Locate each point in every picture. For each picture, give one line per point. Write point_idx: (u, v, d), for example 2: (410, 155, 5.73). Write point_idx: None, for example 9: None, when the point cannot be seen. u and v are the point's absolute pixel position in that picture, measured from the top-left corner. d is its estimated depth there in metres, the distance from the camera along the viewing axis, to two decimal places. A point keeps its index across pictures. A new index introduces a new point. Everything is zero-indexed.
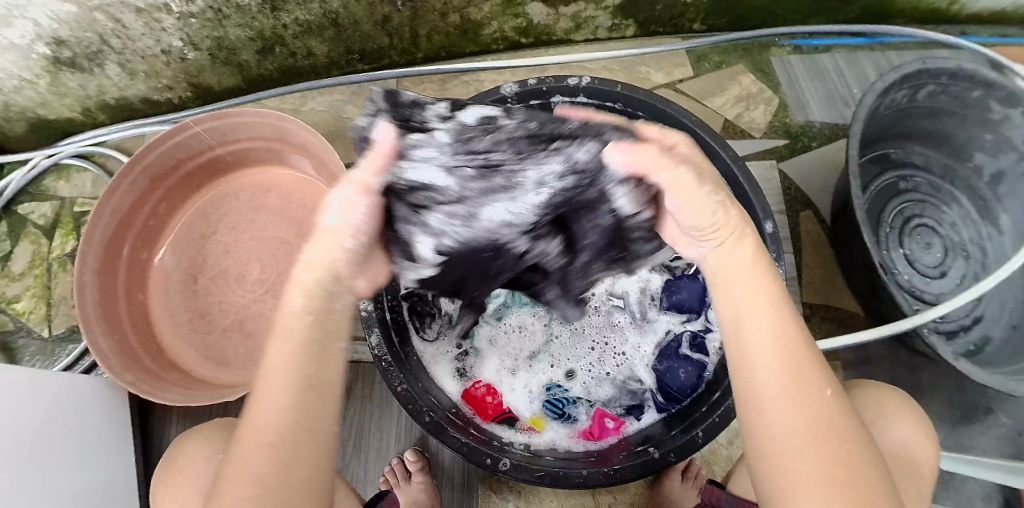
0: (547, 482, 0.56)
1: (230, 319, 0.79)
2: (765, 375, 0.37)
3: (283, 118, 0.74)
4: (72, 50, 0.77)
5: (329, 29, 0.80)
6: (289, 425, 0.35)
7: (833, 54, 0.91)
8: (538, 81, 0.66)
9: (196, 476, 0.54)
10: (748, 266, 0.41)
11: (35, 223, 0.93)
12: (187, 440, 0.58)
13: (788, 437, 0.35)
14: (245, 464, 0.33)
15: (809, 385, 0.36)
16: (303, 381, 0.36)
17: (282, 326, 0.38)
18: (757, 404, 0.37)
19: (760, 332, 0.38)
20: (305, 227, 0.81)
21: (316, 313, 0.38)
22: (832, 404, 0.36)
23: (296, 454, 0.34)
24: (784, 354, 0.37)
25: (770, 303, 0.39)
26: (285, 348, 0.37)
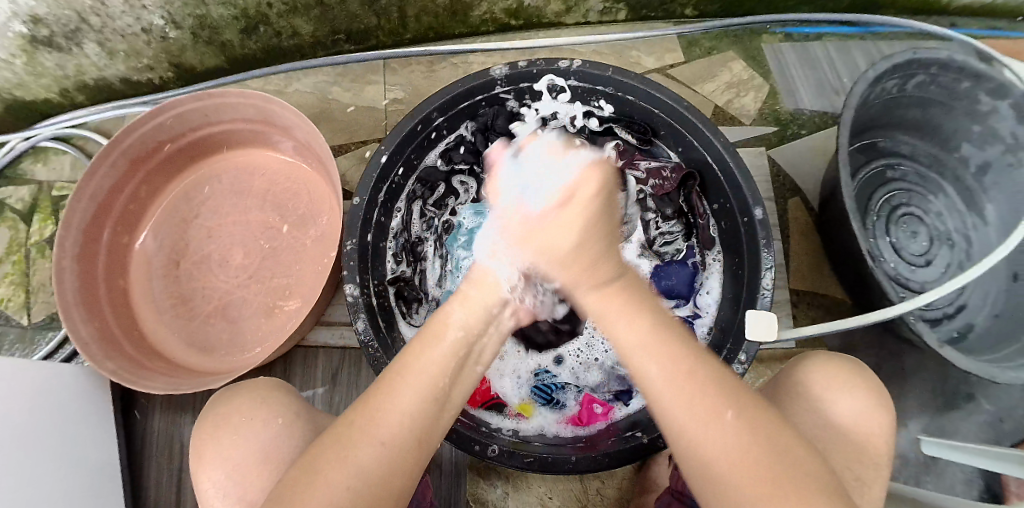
0: (536, 468, 0.56)
1: (213, 305, 0.77)
2: (674, 414, 0.36)
3: (268, 100, 0.72)
4: (49, 29, 0.75)
5: (314, 8, 0.78)
6: (405, 431, 0.37)
7: (823, 42, 0.91)
8: (528, 63, 0.64)
9: (253, 441, 0.52)
10: (621, 296, 0.41)
11: (11, 208, 0.90)
12: (236, 397, 0.56)
13: (716, 467, 0.34)
14: (353, 452, 0.35)
15: (714, 407, 0.35)
16: (435, 392, 0.39)
17: (434, 334, 0.42)
18: (685, 438, 0.35)
19: (651, 366, 0.37)
20: (290, 211, 0.80)
21: (468, 332, 0.42)
22: (739, 424, 0.35)
23: (401, 456, 0.36)
24: (673, 381, 0.36)
25: (647, 334, 0.38)
26: (428, 354, 0.40)
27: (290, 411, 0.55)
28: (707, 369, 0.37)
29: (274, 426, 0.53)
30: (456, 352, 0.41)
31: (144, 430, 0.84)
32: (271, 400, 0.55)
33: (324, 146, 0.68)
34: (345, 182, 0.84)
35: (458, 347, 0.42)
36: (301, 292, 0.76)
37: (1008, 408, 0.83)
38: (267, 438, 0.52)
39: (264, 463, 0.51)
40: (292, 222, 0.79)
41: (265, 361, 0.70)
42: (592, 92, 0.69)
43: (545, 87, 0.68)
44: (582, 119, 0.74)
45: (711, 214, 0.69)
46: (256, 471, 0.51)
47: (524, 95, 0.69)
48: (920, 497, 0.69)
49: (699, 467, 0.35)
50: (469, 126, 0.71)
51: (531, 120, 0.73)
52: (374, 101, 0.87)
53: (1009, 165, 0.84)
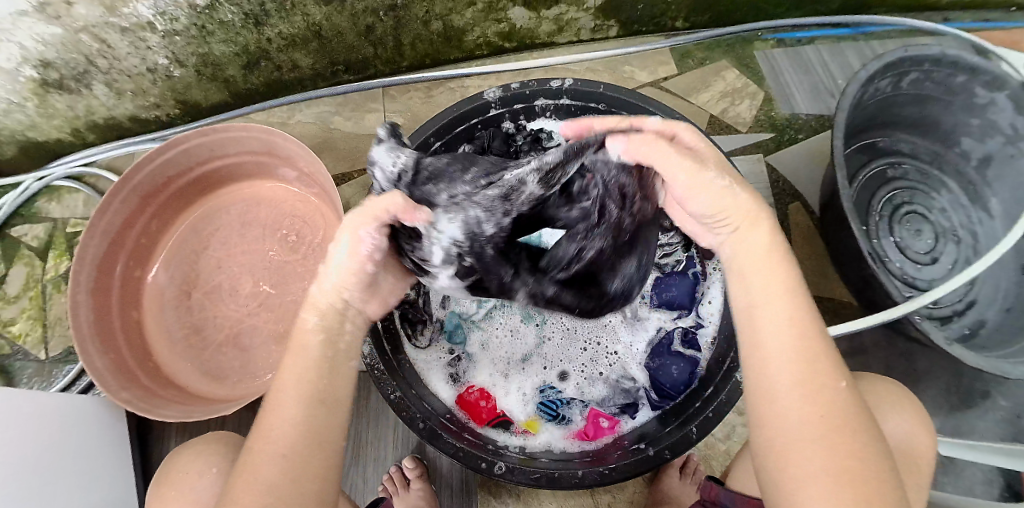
0: (544, 484, 0.57)
1: (224, 333, 0.79)
2: (775, 361, 0.37)
3: (269, 132, 0.74)
4: (59, 72, 0.77)
5: (313, 41, 0.80)
6: (300, 438, 0.38)
7: (816, 47, 0.91)
8: (521, 85, 0.67)
9: (190, 493, 0.54)
10: (772, 259, 0.41)
11: (27, 246, 0.92)
12: (180, 455, 0.58)
13: (800, 435, 0.35)
14: (256, 471, 0.37)
15: (828, 377, 0.36)
16: (315, 395, 0.39)
17: (299, 344, 0.41)
18: (770, 396, 0.37)
19: (773, 326, 0.38)
20: (297, 239, 0.82)
21: (327, 332, 0.42)
22: (846, 396, 0.36)
23: (303, 465, 0.37)
24: (796, 342, 0.37)
25: (796, 319, 0.38)
26: (300, 364, 0.40)
27: (223, 457, 0.55)
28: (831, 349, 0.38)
29: (209, 477, 0.54)
30: (324, 355, 0.41)
31: (160, 459, 0.86)
32: (207, 452, 0.56)
33: (325, 175, 0.70)
34: (347, 209, 0.86)
35: (328, 347, 0.41)
36: None
37: None
38: (203, 487, 0.53)
39: None
40: (298, 252, 0.81)
41: None
42: (586, 109, 0.69)
43: (539, 107, 0.70)
44: None
45: None
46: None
47: (518, 115, 0.71)
48: (940, 499, 0.68)
49: (765, 418, 0.37)
50: None
51: (527, 140, 0.72)
52: (374, 128, 0.89)
53: (1010, 157, 0.84)
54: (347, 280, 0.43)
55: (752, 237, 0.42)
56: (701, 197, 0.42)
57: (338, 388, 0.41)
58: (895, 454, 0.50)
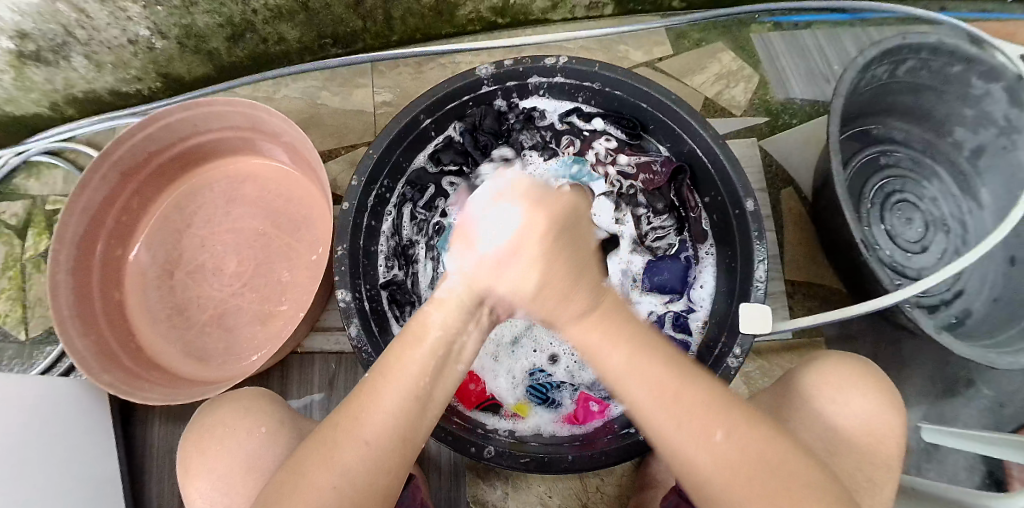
0: (533, 468, 0.56)
1: (209, 313, 0.77)
2: (658, 427, 0.34)
3: (254, 106, 0.72)
4: (36, 44, 0.74)
5: (300, 13, 0.78)
6: (388, 433, 0.36)
7: (813, 30, 0.90)
8: (514, 61, 0.64)
9: (237, 452, 0.53)
10: (605, 324, 0.36)
11: (6, 223, 0.90)
12: (222, 410, 0.56)
13: (713, 487, 0.33)
14: (337, 454, 0.35)
15: (703, 424, 0.34)
16: (419, 391, 0.37)
17: (414, 333, 0.39)
18: (681, 464, 0.34)
19: (635, 393, 0.35)
20: (283, 217, 0.80)
21: (448, 331, 0.39)
22: (728, 437, 0.33)
23: (387, 457, 0.36)
24: (655, 396, 0.34)
25: (651, 374, 0.35)
26: (414, 360, 0.38)
27: (273, 420, 0.55)
28: (689, 378, 0.35)
29: (258, 437, 0.53)
30: (437, 352, 0.38)
31: (144, 442, 0.84)
32: (253, 409, 0.55)
33: (312, 151, 0.68)
34: (335, 187, 0.84)
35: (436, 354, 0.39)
36: (296, 298, 0.76)
37: (1009, 392, 0.83)
38: (250, 448, 0.53)
39: (247, 471, 0.52)
40: (284, 231, 0.79)
41: (262, 367, 0.71)
42: (580, 88, 0.69)
43: (532, 86, 0.69)
44: (570, 116, 0.74)
45: (702, 207, 0.69)
46: (241, 481, 0.52)
47: (511, 94, 0.69)
48: (923, 486, 0.69)
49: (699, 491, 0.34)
50: (457, 127, 0.71)
51: (518, 119, 0.74)
52: (362, 104, 0.87)
53: (1002, 149, 0.84)
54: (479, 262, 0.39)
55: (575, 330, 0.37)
56: (511, 272, 0.37)
57: (438, 389, 0.39)
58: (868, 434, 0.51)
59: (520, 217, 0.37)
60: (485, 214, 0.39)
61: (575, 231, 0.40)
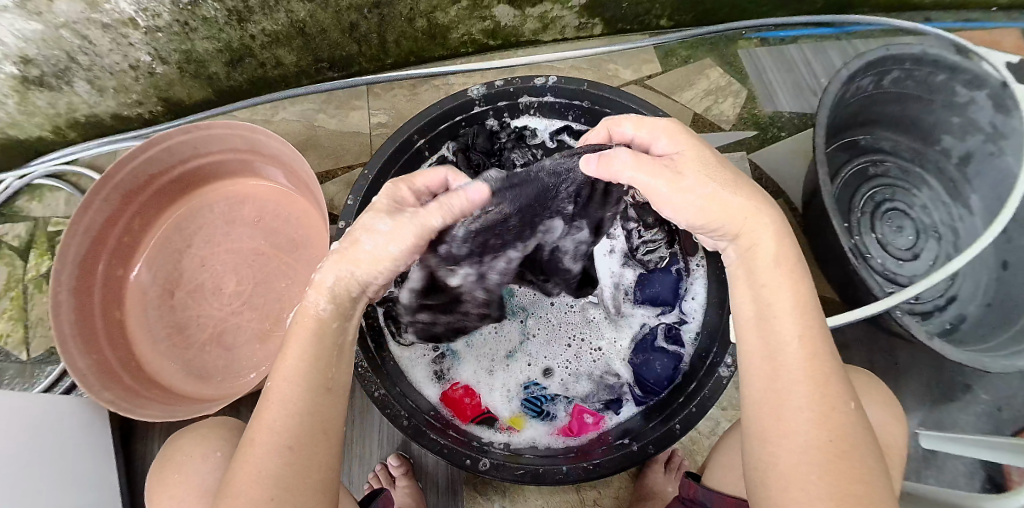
0: (529, 479, 0.56)
1: (208, 332, 0.78)
2: (786, 358, 0.37)
3: (253, 129, 0.74)
4: (39, 69, 0.76)
5: (297, 38, 0.80)
6: (302, 427, 0.37)
7: (799, 45, 0.93)
8: (505, 82, 0.66)
9: (191, 476, 0.53)
10: (784, 244, 0.41)
11: (9, 244, 0.91)
12: (183, 439, 0.57)
13: (799, 436, 0.34)
14: (255, 458, 0.36)
15: (839, 393, 0.35)
16: (324, 383, 0.39)
17: (303, 330, 0.41)
18: (776, 408, 0.36)
19: (786, 324, 0.38)
20: (280, 237, 0.81)
21: (340, 314, 0.42)
22: (855, 416, 0.35)
23: (309, 450, 0.37)
24: (803, 339, 0.37)
25: (809, 334, 0.37)
26: (307, 349, 0.40)
27: (228, 444, 0.56)
28: (839, 369, 0.37)
29: (212, 460, 0.54)
30: (329, 342, 0.41)
31: (145, 461, 0.85)
32: (210, 435, 0.57)
33: (310, 173, 0.70)
34: (332, 207, 0.86)
35: (336, 332, 0.42)
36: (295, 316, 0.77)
37: (1006, 396, 0.83)
38: (205, 472, 0.53)
39: (201, 495, 0.52)
40: (284, 251, 0.80)
41: (260, 385, 0.71)
42: (569, 106, 0.69)
43: (523, 105, 0.70)
44: (561, 134, 0.74)
45: None
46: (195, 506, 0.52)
47: (503, 113, 0.71)
48: (921, 491, 0.69)
49: (766, 428, 0.36)
50: (451, 147, 0.72)
51: (510, 137, 0.74)
52: (359, 126, 0.90)
53: (990, 155, 0.85)
54: (406, 245, 0.43)
55: (765, 236, 0.41)
56: (698, 191, 0.41)
57: (341, 376, 0.41)
58: None
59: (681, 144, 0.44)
60: (638, 173, 0.42)
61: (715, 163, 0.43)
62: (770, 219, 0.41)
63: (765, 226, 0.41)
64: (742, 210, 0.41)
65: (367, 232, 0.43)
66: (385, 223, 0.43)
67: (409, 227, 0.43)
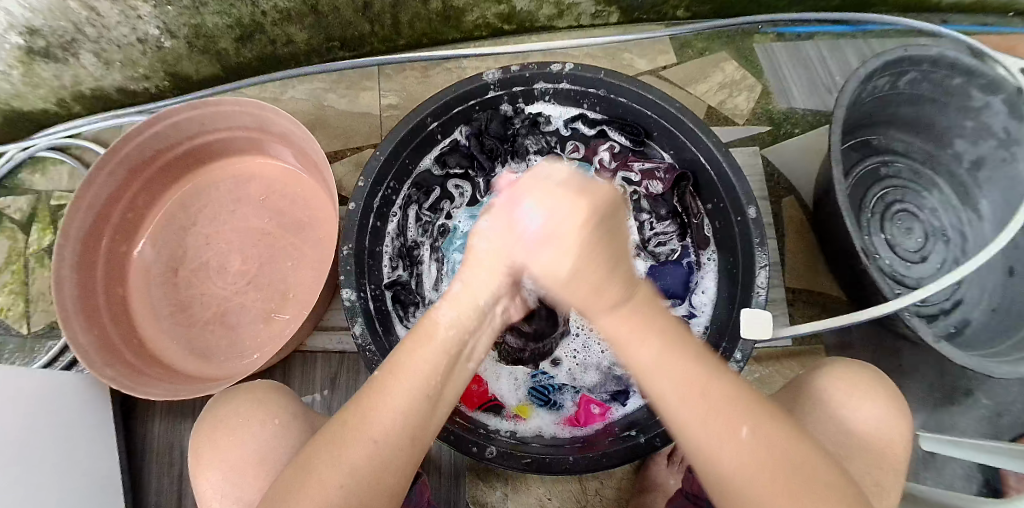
0: (534, 468, 0.56)
1: (212, 311, 0.78)
2: (681, 419, 0.34)
3: (262, 107, 0.73)
4: (45, 40, 0.74)
5: (309, 16, 0.79)
6: (398, 429, 0.36)
7: (815, 41, 0.91)
8: (521, 67, 0.65)
9: (248, 442, 0.52)
10: (637, 320, 0.35)
11: (11, 218, 0.90)
12: (230, 403, 0.56)
13: (739, 484, 0.33)
14: (347, 450, 0.36)
15: (731, 419, 0.33)
16: (428, 389, 0.37)
17: (422, 332, 0.39)
18: (704, 461, 0.34)
19: (668, 390, 0.34)
20: (287, 217, 0.81)
21: (460, 330, 0.39)
22: (756, 434, 0.33)
23: (393, 454, 0.36)
24: (680, 393, 0.34)
25: (664, 352, 0.34)
26: (426, 357, 0.38)
27: (285, 413, 0.55)
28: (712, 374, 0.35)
29: (270, 428, 0.53)
30: (448, 352, 0.38)
31: (144, 439, 0.85)
32: (266, 401, 0.56)
33: (320, 152, 0.69)
34: (341, 188, 0.85)
35: (459, 342, 0.39)
36: (300, 297, 0.76)
37: (1007, 401, 0.83)
38: (262, 439, 0.52)
39: (259, 463, 0.51)
40: (290, 231, 0.80)
41: (263, 366, 0.71)
42: (584, 95, 0.70)
43: (538, 91, 0.69)
44: (575, 122, 0.76)
45: (705, 213, 0.69)
46: (252, 472, 0.51)
47: (516, 99, 0.70)
48: (920, 491, 0.69)
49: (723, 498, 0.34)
50: (463, 131, 0.72)
51: (524, 124, 0.75)
52: (369, 107, 0.89)
53: (1002, 160, 0.85)
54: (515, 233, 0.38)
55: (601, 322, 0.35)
56: (546, 258, 0.34)
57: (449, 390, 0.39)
58: (873, 441, 0.51)
59: (552, 198, 0.33)
60: (538, 210, 0.34)
61: (620, 220, 0.34)
62: (616, 299, 0.34)
63: (607, 320, 0.35)
64: (563, 285, 0.34)
65: (480, 233, 0.40)
66: (487, 221, 0.39)
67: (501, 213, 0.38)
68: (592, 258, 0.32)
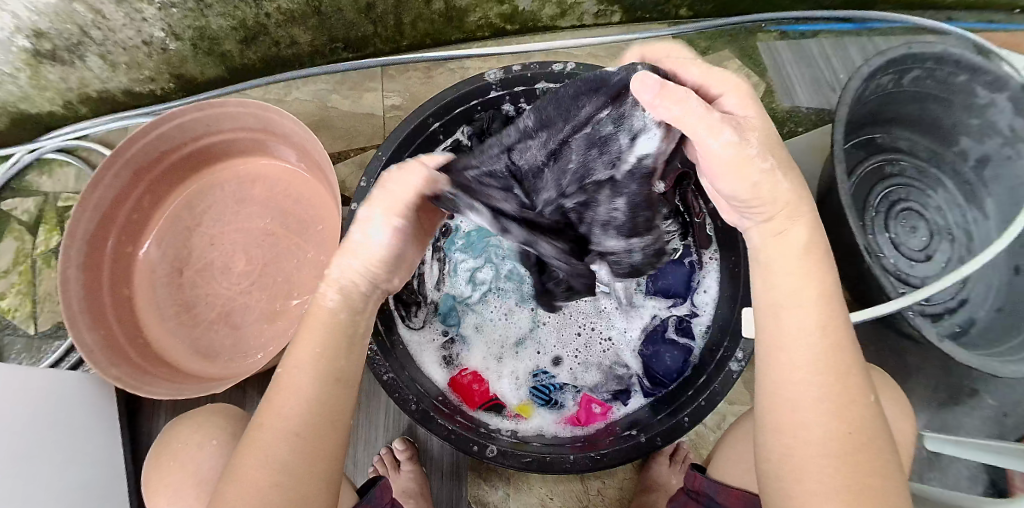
0: (534, 467, 0.56)
1: (217, 311, 0.78)
2: (807, 356, 0.37)
3: (266, 108, 0.73)
4: (52, 43, 0.75)
5: (312, 17, 0.79)
6: (313, 418, 0.38)
7: (819, 40, 0.91)
8: (522, 67, 0.66)
9: (190, 466, 0.54)
10: (814, 259, 0.39)
11: (18, 219, 0.91)
12: (181, 427, 0.58)
13: (817, 426, 0.36)
14: (267, 451, 0.36)
15: (855, 392, 0.36)
16: (334, 372, 0.40)
17: (311, 319, 0.41)
18: (793, 403, 0.37)
19: (810, 334, 0.37)
20: (291, 217, 0.81)
21: (350, 308, 0.43)
22: (868, 412, 0.37)
23: (315, 439, 0.38)
24: (824, 346, 0.37)
25: (818, 304, 0.38)
26: (319, 343, 0.40)
27: (225, 432, 0.56)
28: (854, 357, 0.38)
29: (210, 447, 0.55)
30: (341, 330, 0.41)
31: (150, 438, 0.85)
32: (206, 422, 0.57)
33: (322, 153, 0.69)
34: (343, 188, 0.85)
35: (349, 322, 0.42)
36: (304, 296, 0.77)
37: (1012, 401, 0.83)
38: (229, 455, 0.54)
39: (198, 485, 0.53)
40: (294, 230, 0.80)
41: (268, 365, 0.71)
42: None
43: (539, 91, 0.69)
44: None
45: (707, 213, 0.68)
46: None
47: (519, 98, 0.71)
48: (924, 492, 0.69)
49: (779, 424, 0.37)
50: (466, 131, 0.70)
51: None
52: (372, 108, 0.89)
53: (1007, 158, 0.84)
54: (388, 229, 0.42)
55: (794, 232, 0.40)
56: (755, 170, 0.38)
57: (353, 366, 0.41)
58: None
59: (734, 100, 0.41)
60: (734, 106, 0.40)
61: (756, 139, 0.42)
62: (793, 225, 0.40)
63: (796, 231, 0.40)
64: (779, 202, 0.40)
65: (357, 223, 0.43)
66: (362, 212, 0.43)
67: (383, 206, 0.42)
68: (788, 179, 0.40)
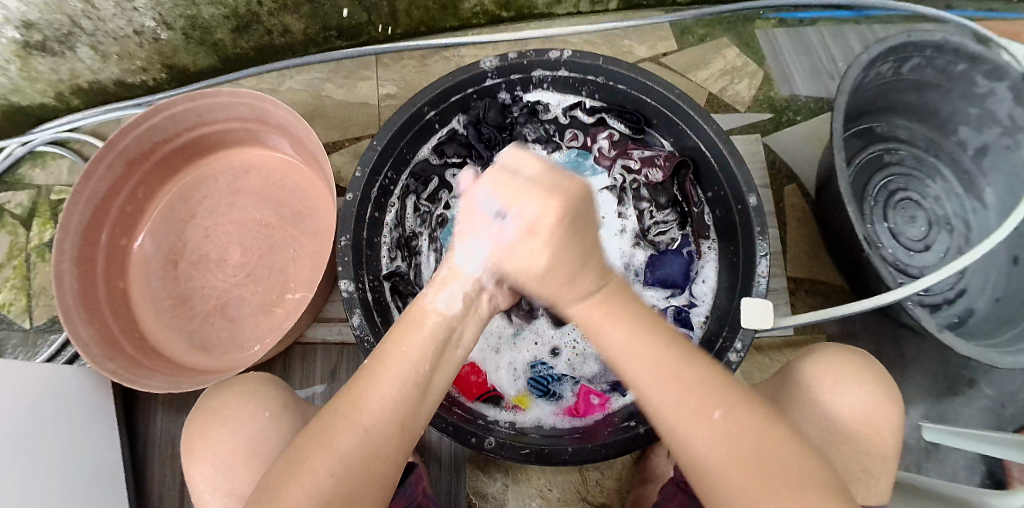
0: (533, 459, 0.56)
1: (212, 303, 0.78)
2: (653, 398, 0.35)
3: (259, 98, 0.72)
4: (42, 33, 0.74)
5: (304, 5, 0.78)
6: (387, 419, 0.37)
7: (818, 27, 0.90)
8: (519, 54, 0.64)
9: (238, 436, 0.53)
10: (608, 305, 0.39)
11: (11, 213, 0.90)
12: (223, 393, 0.57)
13: (707, 466, 0.33)
14: (335, 439, 0.35)
15: (701, 405, 0.34)
16: (416, 379, 0.39)
17: (413, 319, 0.41)
18: (688, 453, 0.34)
19: (638, 366, 0.36)
20: (287, 208, 0.80)
21: (448, 321, 0.41)
22: (727, 421, 0.34)
23: (386, 442, 0.36)
24: (656, 369, 0.36)
25: (632, 336, 0.37)
26: (415, 344, 0.39)
27: (276, 405, 0.55)
28: (688, 362, 0.37)
29: (260, 419, 0.54)
30: (437, 336, 0.40)
31: (147, 432, 0.85)
32: (258, 392, 0.56)
33: (316, 143, 0.68)
34: (338, 179, 0.85)
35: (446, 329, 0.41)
36: (300, 288, 0.76)
37: (1009, 391, 0.83)
38: (251, 431, 0.53)
39: (249, 454, 0.52)
40: (289, 220, 0.80)
41: (265, 357, 0.71)
42: (583, 82, 0.69)
43: (536, 79, 0.69)
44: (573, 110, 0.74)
45: (705, 202, 0.69)
46: (243, 466, 0.52)
47: (515, 86, 0.70)
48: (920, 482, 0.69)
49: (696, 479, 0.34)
50: (461, 119, 0.71)
51: (522, 112, 0.74)
52: (367, 97, 0.88)
53: (1007, 148, 0.84)
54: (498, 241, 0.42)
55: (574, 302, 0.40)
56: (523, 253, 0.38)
57: (438, 380, 0.41)
58: (868, 427, 0.51)
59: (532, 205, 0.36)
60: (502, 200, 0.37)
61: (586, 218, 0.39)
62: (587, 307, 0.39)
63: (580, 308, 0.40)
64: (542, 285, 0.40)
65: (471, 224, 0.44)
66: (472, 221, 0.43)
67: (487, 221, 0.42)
68: (564, 257, 0.37)
